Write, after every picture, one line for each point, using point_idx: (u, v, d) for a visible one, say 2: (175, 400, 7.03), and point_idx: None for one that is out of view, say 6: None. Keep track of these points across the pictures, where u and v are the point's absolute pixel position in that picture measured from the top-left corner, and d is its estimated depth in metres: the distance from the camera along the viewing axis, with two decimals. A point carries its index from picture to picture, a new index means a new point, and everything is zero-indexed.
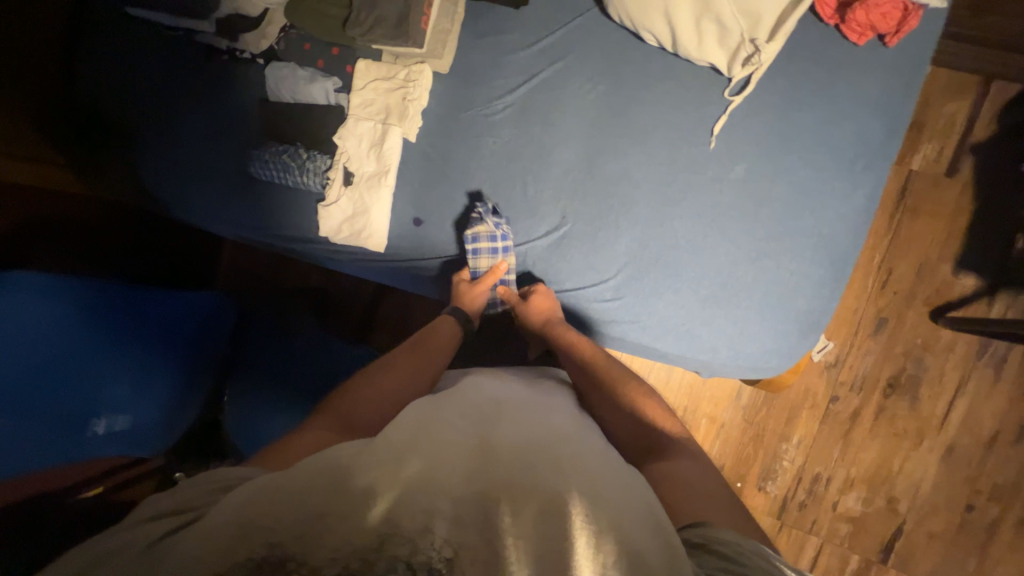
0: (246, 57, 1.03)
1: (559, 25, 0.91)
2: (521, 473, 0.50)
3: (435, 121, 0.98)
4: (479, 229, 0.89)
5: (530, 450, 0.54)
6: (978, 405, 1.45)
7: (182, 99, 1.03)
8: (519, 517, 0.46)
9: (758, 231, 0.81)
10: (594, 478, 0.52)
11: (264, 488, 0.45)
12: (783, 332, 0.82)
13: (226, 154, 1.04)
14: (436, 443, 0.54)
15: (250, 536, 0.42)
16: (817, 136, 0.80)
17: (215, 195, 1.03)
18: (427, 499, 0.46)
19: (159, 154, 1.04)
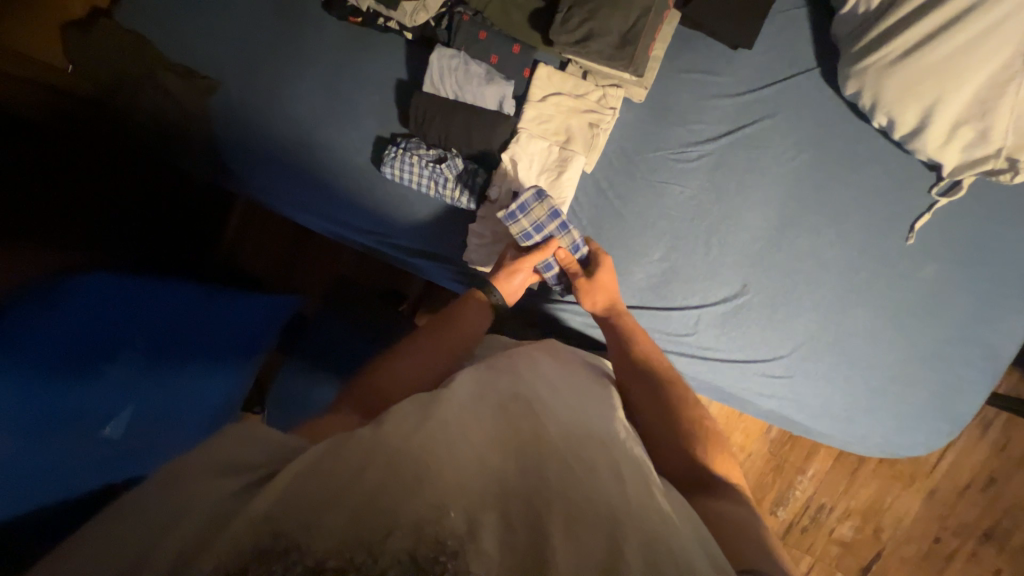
0: (392, 27, 0.88)
1: (776, 79, 0.84)
2: (575, 477, 0.45)
3: (617, 154, 0.88)
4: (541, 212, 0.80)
5: (587, 452, 0.48)
6: (963, 456, 1.54)
7: (303, 70, 0.91)
8: (574, 532, 0.39)
9: (935, 334, 0.84)
10: (652, 502, 0.46)
11: (311, 468, 0.41)
12: (938, 429, 0.86)
13: (335, 139, 0.91)
14: (483, 432, 0.48)
15: (277, 521, 0.36)
16: (1005, 251, 0.82)
17: (298, 178, 0.92)
18: (472, 504, 0.40)
19: (270, 144, 0.92)
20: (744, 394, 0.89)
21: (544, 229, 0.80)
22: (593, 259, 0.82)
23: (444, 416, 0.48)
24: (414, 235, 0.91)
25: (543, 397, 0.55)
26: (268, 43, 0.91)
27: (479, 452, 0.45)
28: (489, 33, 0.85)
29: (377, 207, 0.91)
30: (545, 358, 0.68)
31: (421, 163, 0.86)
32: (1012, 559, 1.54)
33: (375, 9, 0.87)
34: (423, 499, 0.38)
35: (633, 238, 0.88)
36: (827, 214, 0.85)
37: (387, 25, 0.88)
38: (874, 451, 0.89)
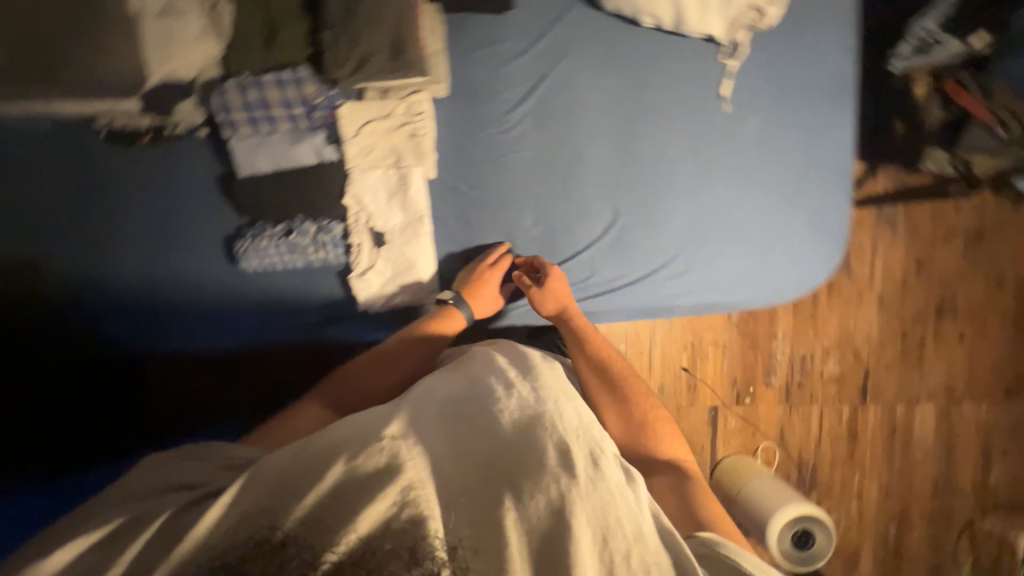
0: (180, 132, 0.84)
1: (551, 23, 0.89)
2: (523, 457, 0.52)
3: (453, 150, 0.90)
4: (269, 91, 0.80)
5: (544, 433, 0.54)
6: (889, 256, 1.72)
7: (138, 194, 0.86)
8: (526, 512, 0.49)
9: (786, 175, 0.93)
10: (609, 474, 0.53)
11: (297, 487, 0.49)
12: (828, 252, 0.94)
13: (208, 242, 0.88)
14: (449, 429, 0.57)
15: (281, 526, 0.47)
16: (802, 79, 0.91)
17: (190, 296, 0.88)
18: (435, 504, 0.49)
19: (135, 301, 0.87)
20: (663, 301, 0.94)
21: (294, 102, 0.81)
22: (551, 272, 0.87)
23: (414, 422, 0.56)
24: (318, 308, 0.90)
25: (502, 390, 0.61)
26: (68, 198, 0.85)
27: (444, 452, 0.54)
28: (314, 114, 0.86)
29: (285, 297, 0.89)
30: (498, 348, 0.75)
31: (276, 241, 0.85)
32: (965, 320, 1.77)
33: (156, 125, 0.83)
34: (383, 504, 0.48)
35: (502, 216, 0.91)
36: (653, 117, 0.91)
37: (174, 134, 0.84)
38: (790, 295, 0.96)
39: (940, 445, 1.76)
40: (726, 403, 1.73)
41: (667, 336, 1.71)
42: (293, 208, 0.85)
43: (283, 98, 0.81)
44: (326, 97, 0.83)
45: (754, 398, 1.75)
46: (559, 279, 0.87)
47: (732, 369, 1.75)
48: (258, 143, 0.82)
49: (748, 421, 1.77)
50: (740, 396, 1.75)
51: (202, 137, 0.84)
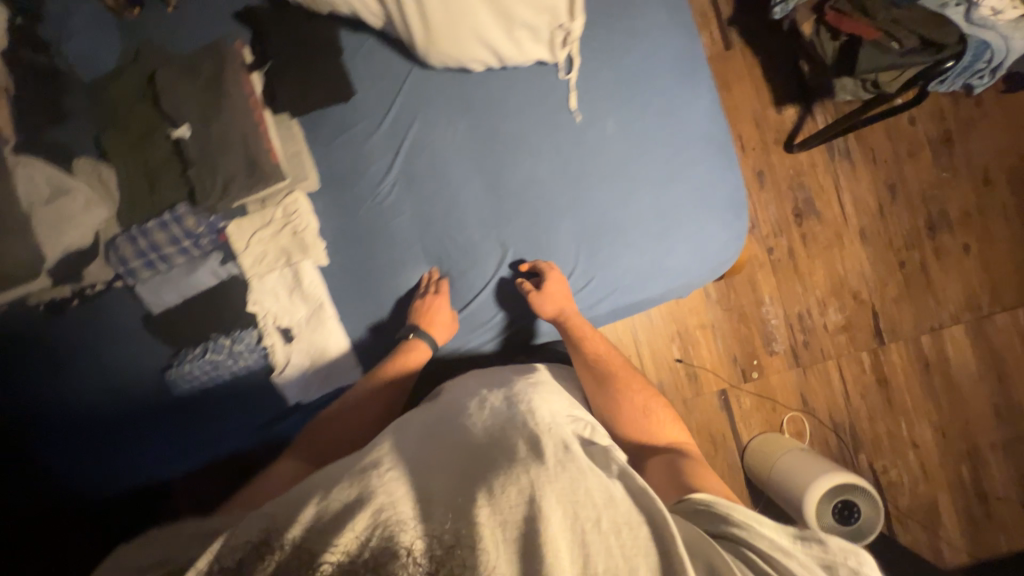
0: (101, 287, 0.89)
1: (395, 94, 0.96)
2: (494, 464, 0.54)
3: (339, 233, 0.95)
4: (155, 234, 0.88)
5: (515, 437, 0.59)
6: (856, 186, 1.75)
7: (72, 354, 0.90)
8: (497, 503, 0.49)
9: (657, 161, 0.93)
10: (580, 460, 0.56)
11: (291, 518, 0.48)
12: (724, 222, 0.95)
13: (146, 374, 0.91)
14: (427, 450, 0.60)
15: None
16: (643, 69, 0.93)
17: (141, 429, 0.91)
18: (414, 512, 0.49)
19: (107, 451, 0.91)
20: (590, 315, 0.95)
21: (180, 237, 0.89)
22: (550, 270, 0.90)
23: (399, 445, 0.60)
24: (257, 413, 0.93)
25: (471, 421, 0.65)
26: (13, 384, 0.89)
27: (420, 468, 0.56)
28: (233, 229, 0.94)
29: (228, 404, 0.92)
30: (474, 381, 0.81)
31: (199, 362, 0.91)
32: (963, 229, 1.75)
33: (78, 287, 0.89)
34: (357, 525, 0.46)
35: (401, 280, 0.95)
36: (517, 149, 0.94)
37: (95, 289, 0.89)
38: (702, 275, 0.96)
39: (986, 346, 1.75)
40: (735, 383, 1.75)
41: (653, 331, 1.74)
42: (207, 329, 0.92)
43: (170, 237, 0.89)
44: (206, 225, 0.90)
45: (760, 369, 1.76)
46: (557, 275, 0.90)
47: (728, 346, 1.76)
48: (160, 279, 0.90)
49: (763, 395, 1.75)
50: (746, 372, 1.76)
51: (119, 287, 0.90)
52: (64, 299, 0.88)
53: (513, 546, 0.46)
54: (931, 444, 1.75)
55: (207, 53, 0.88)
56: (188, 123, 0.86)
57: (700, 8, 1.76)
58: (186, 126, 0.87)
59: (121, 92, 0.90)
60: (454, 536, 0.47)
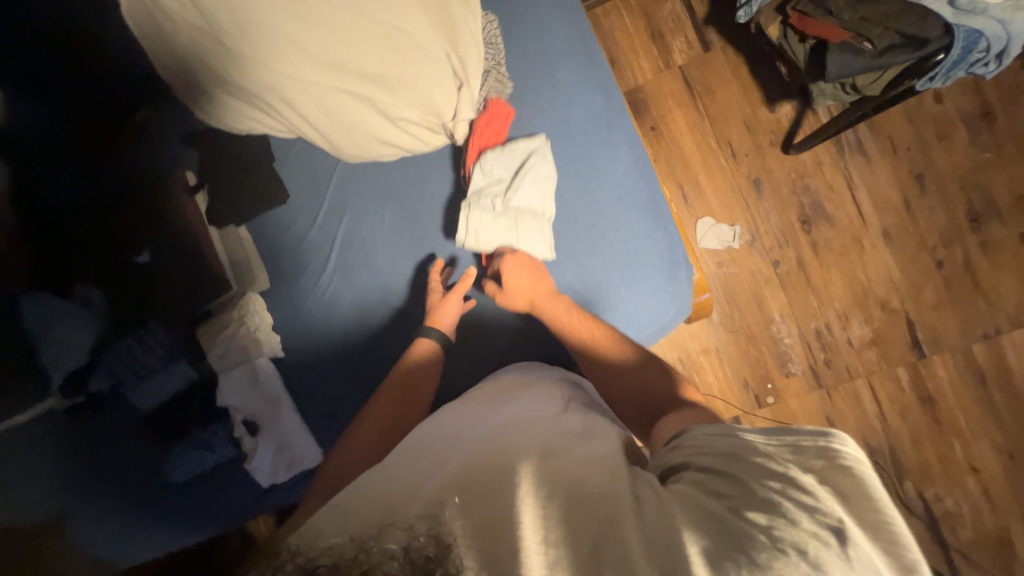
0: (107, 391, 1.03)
1: (325, 190, 1.01)
2: (479, 463, 0.56)
3: (290, 327, 1.03)
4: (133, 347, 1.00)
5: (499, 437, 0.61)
6: (873, 181, 1.55)
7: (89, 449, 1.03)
8: (471, 502, 0.49)
9: (580, 228, 0.88)
10: (564, 463, 0.57)
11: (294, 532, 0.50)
12: (660, 285, 0.87)
13: (152, 461, 1.05)
14: (417, 453, 0.61)
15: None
16: (556, 137, 0.90)
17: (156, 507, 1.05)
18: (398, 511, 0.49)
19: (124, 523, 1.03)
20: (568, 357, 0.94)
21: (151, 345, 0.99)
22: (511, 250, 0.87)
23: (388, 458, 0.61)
24: (241, 493, 1.05)
25: (462, 431, 0.66)
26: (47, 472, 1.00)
27: (401, 472, 0.57)
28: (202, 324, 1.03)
29: (220, 484, 1.04)
30: (474, 387, 0.84)
31: (186, 454, 1.01)
32: (1017, 217, 1.49)
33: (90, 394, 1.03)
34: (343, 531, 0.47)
35: (348, 366, 1.01)
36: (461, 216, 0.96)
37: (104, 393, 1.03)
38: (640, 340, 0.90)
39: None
40: (748, 410, 1.62)
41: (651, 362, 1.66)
42: (192, 426, 1.02)
43: (145, 348, 0.99)
44: (176, 333, 1.01)
45: (776, 393, 1.61)
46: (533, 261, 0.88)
47: (738, 370, 1.63)
48: (145, 388, 1.02)
49: (782, 421, 1.61)
50: (760, 397, 1.62)
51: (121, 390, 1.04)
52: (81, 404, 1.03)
53: (488, 535, 0.46)
54: (996, 469, 1.51)
55: (158, 185, 1.00)
56: (150, 249, 0.99)
57: (671, 13, 1.64)
58: (147, 252, 0.99)
59: (91, 224, 1.01)
60: (448, 537, 0.45)
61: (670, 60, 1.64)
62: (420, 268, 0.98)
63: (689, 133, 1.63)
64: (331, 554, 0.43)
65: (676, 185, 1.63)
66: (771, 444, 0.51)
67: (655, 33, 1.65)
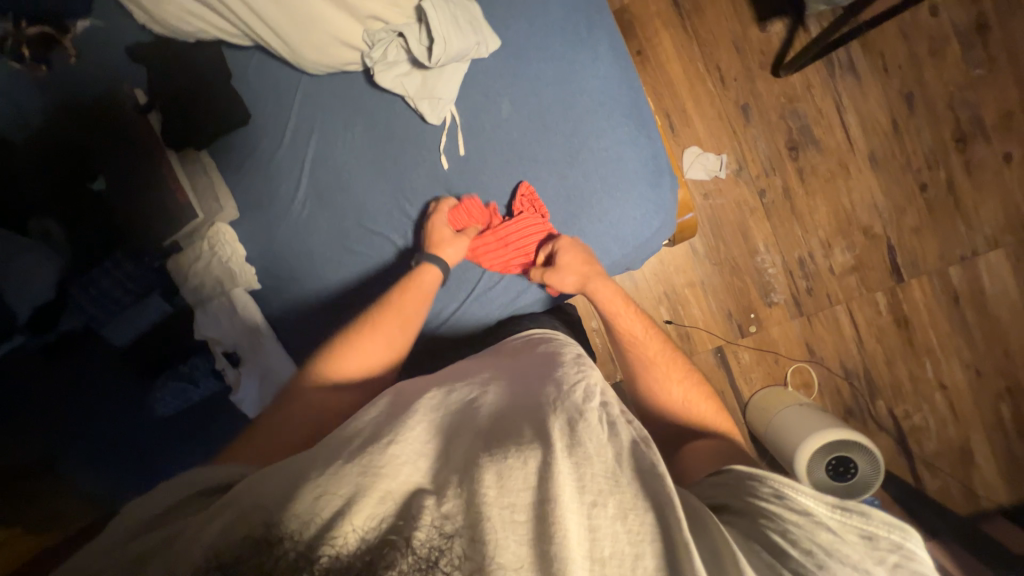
0: (76, 329, 0.98)
1: (290, 110, 0.94)
2: (511, 442, 0.56)
3: (263, 257, 0.99)
4: (102, 281, 0.96)
5: (546, 418, 0.60)
6: (862, 103, 1.51)
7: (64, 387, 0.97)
8: (504, 489, 0.49)
9: (559, 138, 0.85)
10: (615, 464, 0.55)
11: (272, 488, 0.48)
12: (642, 194, 0.86)
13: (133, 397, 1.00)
14: (459, 425, 0.61)
15: (241, 527, 0.44)
16: (533, 38, 0.83)
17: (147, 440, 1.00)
18: (427, 500, 0.48)
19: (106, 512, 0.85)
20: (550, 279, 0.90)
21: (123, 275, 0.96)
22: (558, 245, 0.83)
23: (429, 422, 0.60)
24: (225, 428, 1.02)
25: (488, 404, 0.65)
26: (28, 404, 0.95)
27: (439, 444, 0.57)
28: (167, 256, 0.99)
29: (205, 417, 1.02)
30: (513, 349, 0.82)
31: (169, 386, 0.99)
32: (1003, 136, 1.48)
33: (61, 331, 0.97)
34: (367, 505, 0.46)
35: (327, 294, 0.98)
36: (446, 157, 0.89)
37: (72, 332, 0.98)
38: (626, 254, 0.89)
39: None
40: (730, 339, 1.66)
41: (636, 297, 1.67)
42: (174, 359, 1.01)
43: (114, 282, 0.96)
44: (145, 266, 0.98)
45: (759, 322, 1.65)
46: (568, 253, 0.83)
47: (723, 302, 1.65)
48: (117, 322, 0.99)
49: (763, 348, 1.65)
50: (743, 326, 1.65)
51: (91, 327, 0.99)
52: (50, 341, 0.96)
53: (523, 530, 0.47)
54: (962, 384, 1.59)
55: (111, 109, 0.94)
56: (105, 174, 0.95)
57: None
58: (106, 177, 0.95)
59: (43, 153, 0.95)
60: (467, 530, 0.46)
61: None
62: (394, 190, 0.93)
63: (676, 56, 1.55)
64: (339, 544, 0.43)
65: (662, 112, 1.56)
66: (835, 519, 0.49)
67: None
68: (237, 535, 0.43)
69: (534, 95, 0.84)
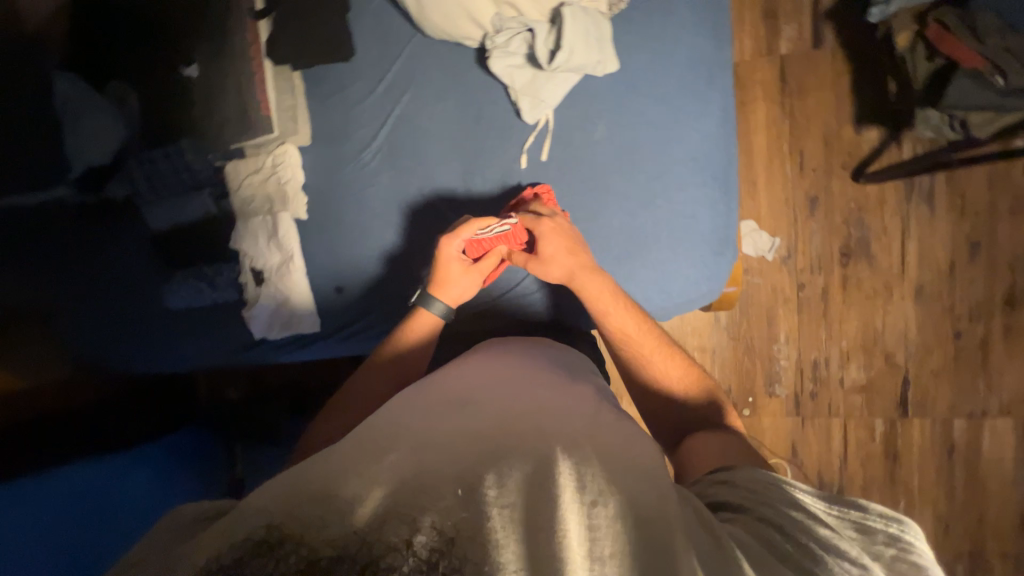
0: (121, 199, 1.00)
1: (392, 62, 0.94)
2: (507, 444, 0.55)
3: (318, 191, 0.99)
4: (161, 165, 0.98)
5: (544, 426, 0.59)
6: (928, 235, 1.50)
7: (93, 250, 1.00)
8: (506, 488, 0.48)
9: (642, 178, 0.85)
10: (614, 467, 0.53)
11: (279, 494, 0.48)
12: (702, 258, 0.86)
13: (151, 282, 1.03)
14: (454, 423, 0.60)
15: (250, 531, 0.44)
16: (652, 75, 0.83)
17: (150, 327, 1.04)
18: (422, 492, 0.47)
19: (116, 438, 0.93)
20: None
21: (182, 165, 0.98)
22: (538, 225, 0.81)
23: (429, 421, 0.61)
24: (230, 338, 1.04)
25: (480, 408, 0.64)
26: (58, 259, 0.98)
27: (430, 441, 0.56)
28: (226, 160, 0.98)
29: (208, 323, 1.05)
30: (539, 361, 0.82)
31: (187, 283, 1.02)
32: None
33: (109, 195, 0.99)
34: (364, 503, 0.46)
35: (367, 247, 0.98)
36: (526, 158, 0.89)
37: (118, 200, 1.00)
38: (667, 309, 0.88)
39: None
40: None
41: None
42: (199, 259, 1.02)
43: (174, 167, 0.98)
44: (206, 163, 0.98)
45: (754, 408, 1.65)
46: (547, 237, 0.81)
47: (726, 376, 1.65)
48: (160, 205, 1.00)
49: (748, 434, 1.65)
50: (737, 407, 1.65)
51: (135, 202, 1.00)
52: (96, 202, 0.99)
53: (525, 531, 0.45)
54: (928, 534, 1.58)
55: (223, 2, 0.94)
56: (197, 62, 0.95)
57: None
58: (196, 67, 0.94)
59: (147, 23, 0.96)
60: (469, 529, 0.44)
61: (772, 45, 1.52)
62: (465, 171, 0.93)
63: (765, 129, 1.54)
64: (337, 543, 0.42)
65: None
66: (833, 516, 0.51)
67: (767, 11, 1.52)
68: (239, 538, 0.44)
69: (633, 129, 0.84)
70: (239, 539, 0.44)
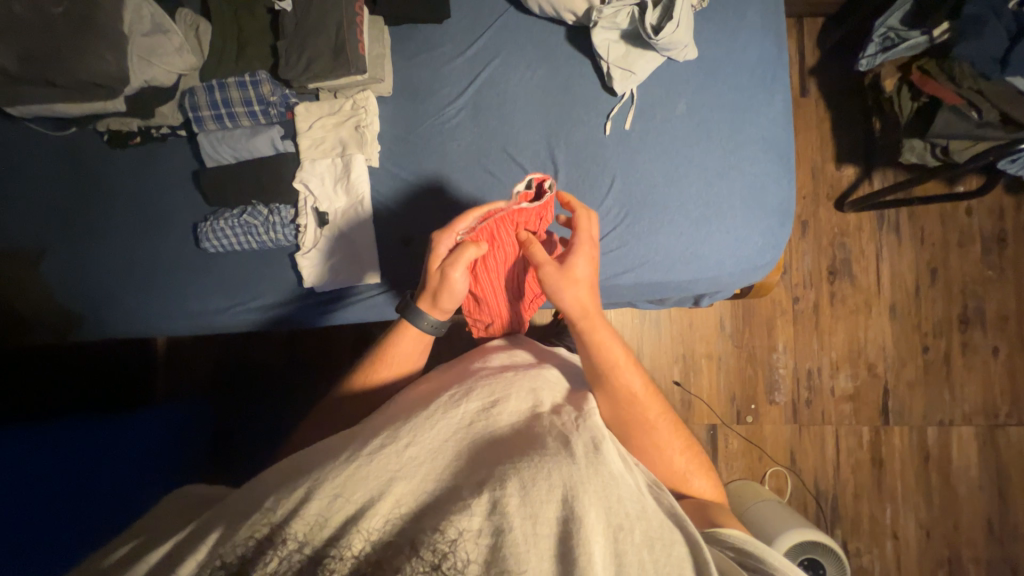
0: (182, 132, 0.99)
1: (484, 29, 0.99)
2: (527, 460, 0.53)
3: (395, 142, 0.98)
4: (231, 94, 0.93)
5: (570, 435, 0.58)
6: (897, 260, 1.73)
7: (154, 187, 1.00)
8: (528, 496, 0.49)
9: (716, 150, 0.94)
10: (629, 491, 0.54)
11: (287, 488, 0.50)
12: (768, 227, 0.94)
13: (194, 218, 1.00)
14: (471, 437, 0.58)
15: (253, 521, 0.47)
16: (728, 65, 0.94)
17: (187, 262, 1.00)
18: (440, 514, 0.48)
19: (61, 423, 0.90)
20: (658, 271, 0.94)
21: (250, 97, 0.94)
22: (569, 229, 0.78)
23: (444, 434, 0.57)
24: (277, 285, 0.99)
25: (501, 413, 0.61)
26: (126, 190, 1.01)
27: (452, 458, 0.55)
28: (304, 104, 0.96)
29: (247, 267, 0.99)
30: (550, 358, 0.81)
31: (237, 220, 0.94)
32: (996, 332, 1.71)
33: (172, 127, 0.98)
34: (378, 518, 0.48)
35: (442, 200, 0.97)
36: (611, 125, 0.95)
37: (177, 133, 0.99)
38: (735, 273, 0.95)
39: (993, 455, 1.69)
40: (726, 421, 1.71)
41: (657, 349, 1.72)
42: (251, 196, 0.96)
43: (243, 98, 0.94)
44: (280, 96, 0.95)
45: (756, 415, 1.72)
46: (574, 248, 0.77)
47: (730, 383, 1.72)
48: (222, 137, 0.95)
49: (752, 442, 1.71)
50: (741, 414, 1.71)
51: (196, 131, 0.96)
52: (158, 130, 0.98)
53: (540, 548, 0.46)
54: (912, 540, 1.67)
55: None
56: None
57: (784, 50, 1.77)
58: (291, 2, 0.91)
59: None
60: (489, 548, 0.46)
61: None
62: (548, 134, 0.96)
63: None
64: (348, 552, 0.45)
65: None
66: None
67: None
68: (245, 534, 0.46)
69: (710, 109, 0.94)
70: (240, 539, 0.46)
